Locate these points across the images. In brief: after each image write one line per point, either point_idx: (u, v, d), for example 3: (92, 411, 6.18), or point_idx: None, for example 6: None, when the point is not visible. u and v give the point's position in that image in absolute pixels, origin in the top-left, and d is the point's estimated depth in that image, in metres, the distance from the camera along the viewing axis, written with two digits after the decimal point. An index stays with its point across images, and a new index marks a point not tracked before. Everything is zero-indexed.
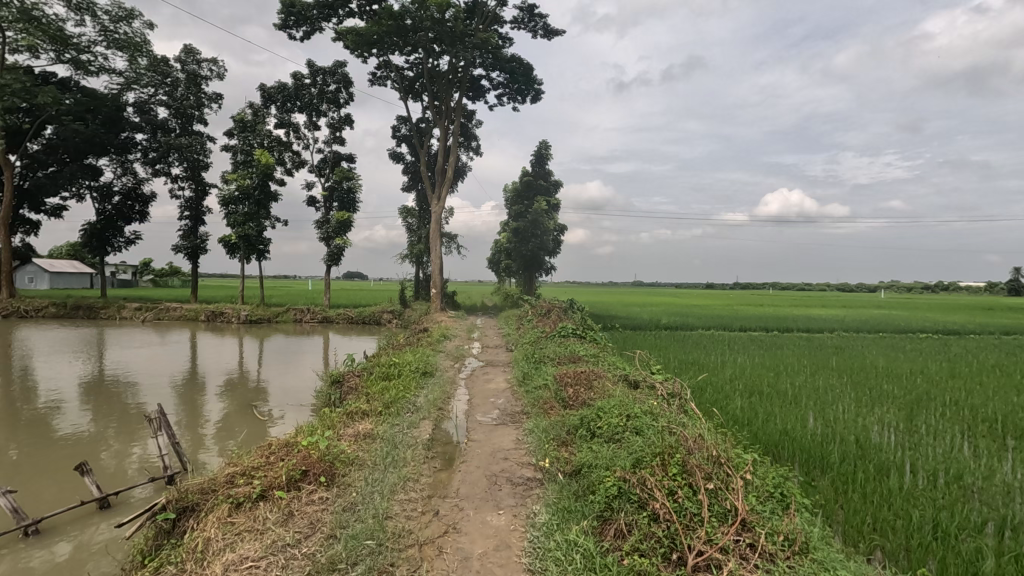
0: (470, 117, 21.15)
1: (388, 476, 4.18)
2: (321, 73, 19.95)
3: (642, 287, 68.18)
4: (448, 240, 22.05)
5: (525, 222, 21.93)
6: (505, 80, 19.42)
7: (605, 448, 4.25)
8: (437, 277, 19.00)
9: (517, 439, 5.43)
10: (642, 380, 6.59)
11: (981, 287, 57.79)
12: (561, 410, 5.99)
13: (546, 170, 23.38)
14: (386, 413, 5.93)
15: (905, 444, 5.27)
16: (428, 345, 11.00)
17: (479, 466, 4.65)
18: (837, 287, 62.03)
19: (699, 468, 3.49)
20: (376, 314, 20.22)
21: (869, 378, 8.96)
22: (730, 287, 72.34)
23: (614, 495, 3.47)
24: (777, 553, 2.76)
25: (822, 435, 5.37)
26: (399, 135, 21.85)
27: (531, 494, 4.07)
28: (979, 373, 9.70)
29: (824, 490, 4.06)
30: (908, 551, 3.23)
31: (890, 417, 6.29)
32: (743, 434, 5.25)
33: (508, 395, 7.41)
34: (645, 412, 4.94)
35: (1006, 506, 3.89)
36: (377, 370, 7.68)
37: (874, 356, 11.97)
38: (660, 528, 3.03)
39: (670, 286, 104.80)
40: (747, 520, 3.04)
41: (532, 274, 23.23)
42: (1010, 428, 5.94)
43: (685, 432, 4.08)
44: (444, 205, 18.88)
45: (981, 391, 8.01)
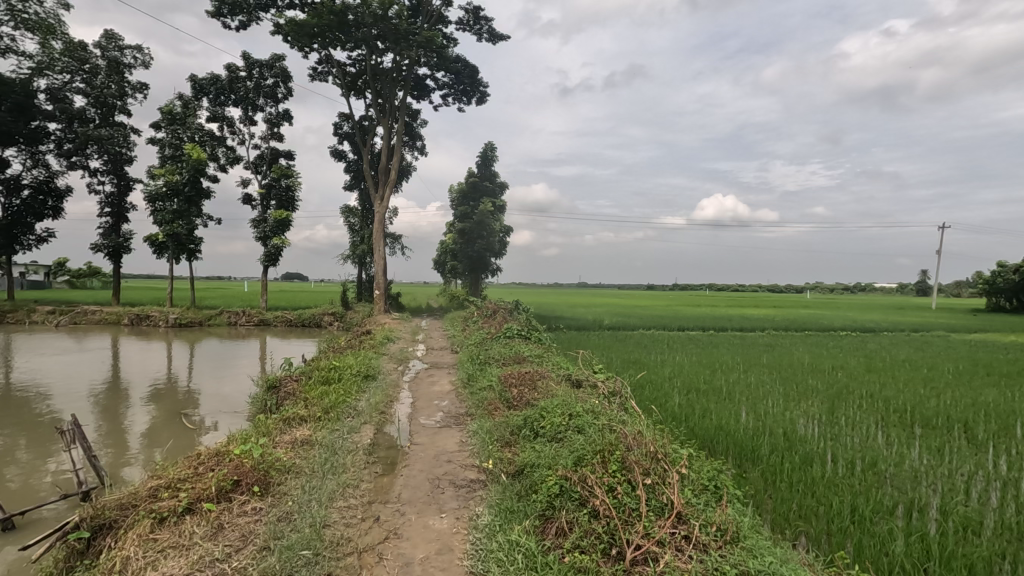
0: (415, 117, 20.90)
1: (327, 483, 4.06)
2: (258, 66, 19.14)
3: (586, 287, 69.87)
4: (392, 240, 21.68)
5: (470, 223, 21.86)
6: (450, 81, 19.30)
7: (547, 447, 4.30)
8: (380, 278, 18.64)
9: (460, 441, 5.40)
10: (584, 379, 6.71)
11: (891, 287, 63.05)
12: (505, 410, 6.03)
13: (492, 172, 23.43)
14: (325, 419, 5.75)
15: (827, 435, 5.66)
16: (371, 347, 10.77)
17: (423, 470, 4.58)
18: (767, 287, 66.03)
19: (637, 464, 3.60)
20: (316, 316, 19.57)
21: (796, 373, 9.56)
22: (670, 287, 75.45)
23: (555, 494, 3.50)
24: (710, 543, 2.87)
25: (752, 429, 5.65)
26: (340, 133, 21.32)
27: (474, 496, 4.05)
28: (893, 367, 10.52)
29: (754, 481, 4.28)
30: (829, 536, 3.45)
31: (815, 410, 6.71)
32: (680, 430, 5.45)
33: (453, 396, 7.38)
34: (587, 411, 5.01)
35: (913, 490, 4.22)
36: (316, 374, 7.42)
37: (799, 352, 12.80)
38: (600, 524, 3.09)
39: (614, 287, 107.46)
40: (682, 513, 3.14)
41: (477, 275, 23.19)
42: (918, 418, 6.47)
43: (625, 429, 4.19)
44: (387, 205, 18.54)
45: (893, 383, 8.70)
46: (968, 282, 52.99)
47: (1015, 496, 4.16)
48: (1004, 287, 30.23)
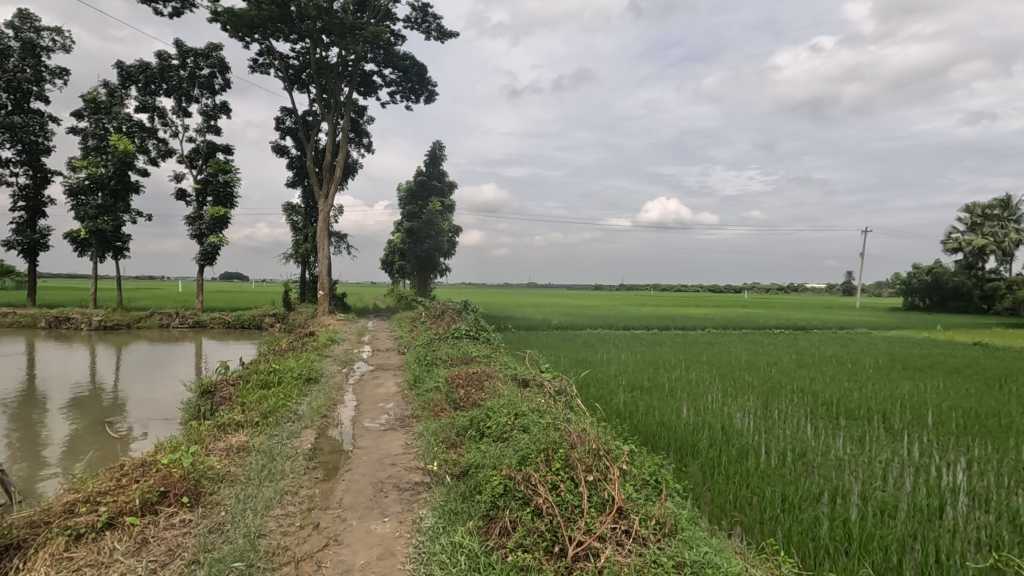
0: (361, 113, 20.44)
1: (264, 490, 3.91)
2: (192, 55, 18.20)
3: (535, 287, 70.59)
4: (337, 240, 21.12)
5: (418, 222, 21.55)
6: (398, 78, 19.01)
7: (493, 447, 4.30)
8: (324, 278, 18.12)
9: (406, 444, 5.31)
10: (531, 379, 6.76)
11: (819, 287, 67.19)
12: (452, 411, 5.99)
13: (440, 171, 23.25)
14: (263, 424, 5.53)
15: (761, 428, 5.96)
16: (314, 349, 10.47)
17: (365, 474, 4.48)
18: (707, 287, 68.85)
19: (580, 461, 3.67)
20: (257, 318, 18.80)
21: (734, 370, 9.96)
22: (617, 287, 77.60)
23: (499, 493, 3.50)
24: (650, 537, 2.95)
25: (693, 424, 5.86)
26: (282, 127, 20.58)
27: (418, 498, 4.00)
28: (821, 363, 11.16)
29: (693, 474, 4.44)
30: (762, 524, 3.61)
31: (750, 405, 7.04)
32: (625, 427, 5.58)
33: (399, 399, 7.24)
34: (532, 409, 5.06)
35: (838, 478, 4.49)
36: (254, 378, 7.12)
37: (737, 349, 13.39)
38: (543, 523, 3.12)
39: (563, 287, 108.97)
40: (623, 508, 3.22)
41: (426, 275, 22.89)
42: (844, 410, 6.90)
43: (569, 427, 4.26)
44: (331, 202, 18.03)
45: (821, 378, 9.24)
46: (888, 282, 57.09)
47: (925, 479, 4.52)
48: (917, 287, 32.74)
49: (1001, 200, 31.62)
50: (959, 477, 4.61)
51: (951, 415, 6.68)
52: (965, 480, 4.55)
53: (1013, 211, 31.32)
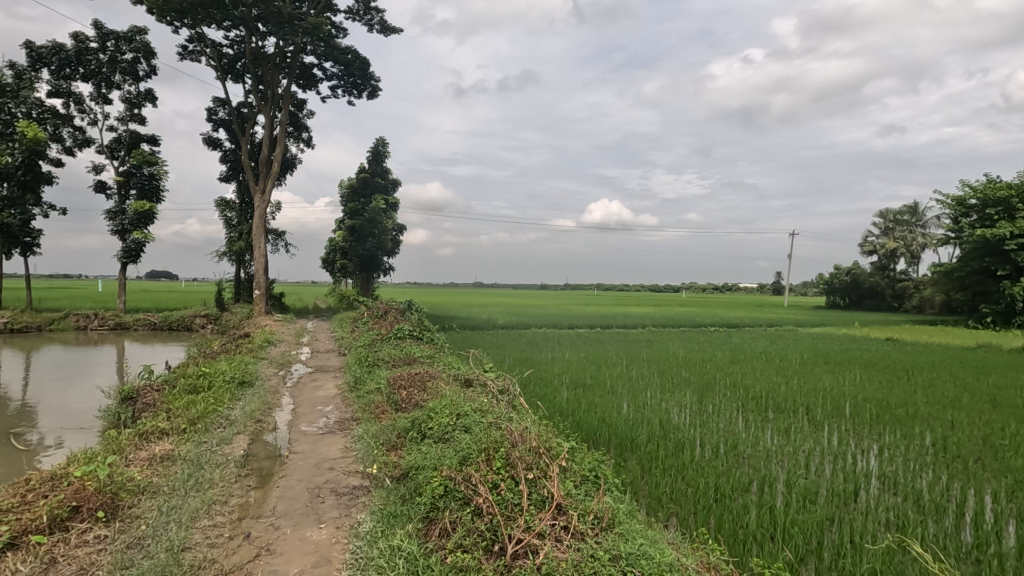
0: (301, 106, 19.74)
1: (190, 501, 3.71)
2: (113, 38, 17.00)
3: (480, 286, 70.69)
4: (275, 237, 20.33)
5: (361, 220, 21.02)
6: (339, 72, 18.48)
7: (434, 448, 4.27)
8: (261, 278, 17.38)
9: (344, 447, 5.18)
10: (474, 379, 6.74)
11: (750, 287, 70.37)
12: (393, 413, 5.89)
13: (384, 168, 22.83)
14: (191, 431, 5.24)
15: (696, 421, 6.23)
16: (248, 352, 9.99)
17: (301, 480, 4.34)
18: (647, 287, 70.70)
19: (520, 459, 3.71)
20: (186, 319, 17.79)
21: (672, 366, 10.33)
22: (561, 287, 78.71)
23: (440, 494, 3.48)
24: (587, 531, 3.02)
25: (633, 420, 6.02)
26: (214, 119, 19.58)
27: (356, 503, 3.91)
28: (752, 359, 11.74)
29: (632, 469, 4.56)
30: (695, 515, 3.77)
31: (686, 400, 7.33)
32: (567, 425, 5.68)
33: (338, 402, 7.04)
34: (475, 409, 5.06)
35: (766, 468, 4.75)
36: (181, 383, 6.73)
37: (675, 347, 13.87)
38: (482, 522, 3.13)
39: (507, 286, 109.53)
40: (562, 505, 3.28)
41: (369, 274, 22.40)
42: (771, 403, 7.30)
43: (510, 426, 4.27)
44: (268, 198, 17.32)
45: (752, 373, 9.73)
46: (813, 281, 60.89)
47: (843, 466, 4.86)
48: (838, 287, 35.04)
49: (910, 207, 34.48)
50: (872, 463, 4.99)
51: (865, 405, 7.21)
52: (877, 465, 4.93)
53: (920, 217, 34.24)
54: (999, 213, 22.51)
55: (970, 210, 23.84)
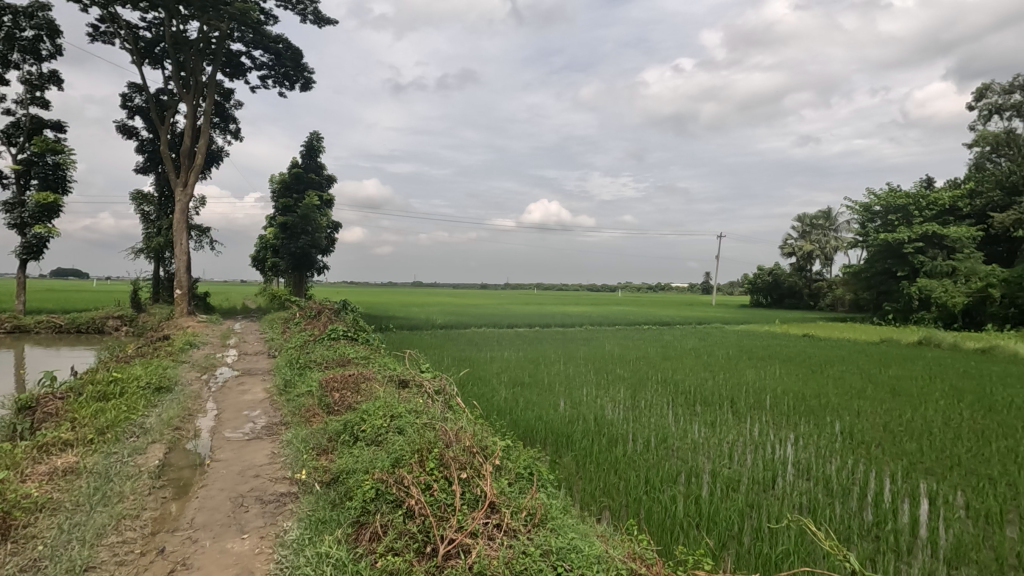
0: (227, 96, 18.73)
1: (95, 516, 3.45)
2: (10, 12, 15.46)
3: (418, 285, 69.87)
4: (198, 233, 19.19)
5: (293, 216, 20.20)
6: (270, 61, 17.67)
7: (365, 451, 4.17)
8: (182, 276, 16.36)
9: (272, 453, 4.97)
10: (410, 379, 6.65)
11: (681, 287, 73.22)
12: (325, 416, 5.71)
13: (318, 163, 22.12)
14: (99, 442, 4.87)
15: (629, 416, 6.44)
16: (168, 355, 9.37)
17: (223, 489, 4.12)
18: (586, 287, 72.00)
19: (454, 459, 3.70)
20: (97, 321, 16.42)
21: (607, 364, 10.59)
22: (500, 287, 78.87)
23: (371, 497, 3.40)
24: (519, 528, 3.05)
25: (568, 417, 6.14)
26: (130, 106, 18.23)
27: (283, 511, 3.76)
28: (683, 355, 12.25)
29: (567, 465, 4.66)
30: (626, 507, 3.89)
31: (620, 396, 7.56)
32: (504, 423, 5.71)
33: (266, 406, 6.74)
34: (410, 411, 4.98)
35: (692, 459, 4.97)
36: (88, 391, 6.22)
37: (610, 345, 14.23)
38: (415, 524, 3.09)
39: (446, 286, 108.69)
40: (494, 503, 3.30)
41: (302, 274, 21.57)
42: (700, 397, 7.64)
43: (444, 426, 4.26)
44: (190, 192, 16.32)
45: (682, 369, 10.15)
46: (740, 280, 64.41)
47: (761, 454, 5.19)
48: (761, 286, 37.18)
49: (824, 212, 37.12)
50: (787, 451, 5.34)
51: (783, 398, 7.69)
52: (792, 453, 5.28)
53: (832, 222, 36.94)
54: (899, 220, 24.63)
55: (875, 215, 25.96)
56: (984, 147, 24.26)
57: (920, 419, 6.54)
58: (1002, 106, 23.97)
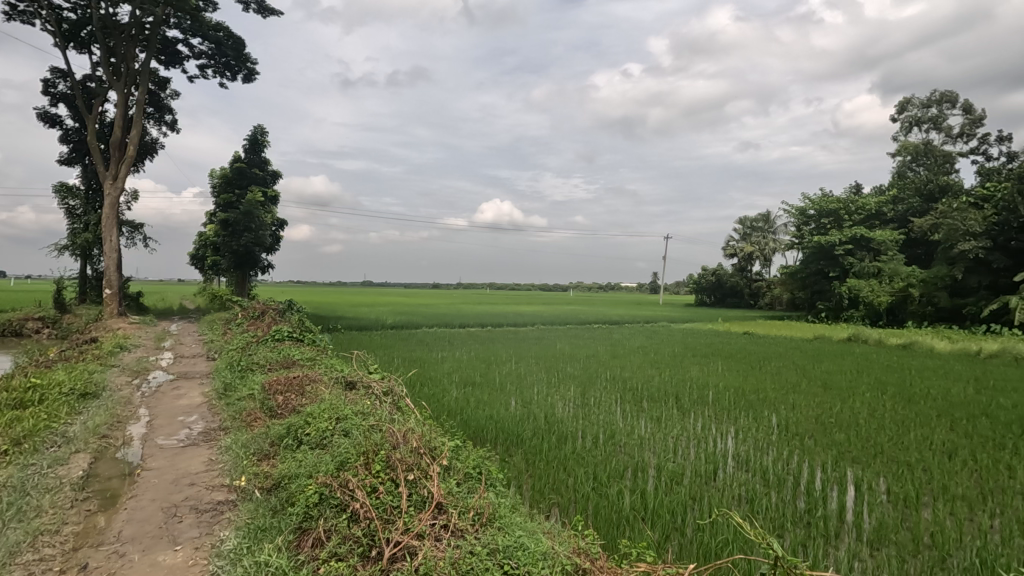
0: (162, 85, 17.78)
1: (8, 535, 3.19)
2: None
3: (368, 285, 68.49)
4: (130, 230, 18.12)
5: (235, 213, 19.35)
6: (209, 50, 16.88)
7: (309, 455, 4.05)
8: (112, 275, 15.39)
9: (209, 460, 4.75)
10: (358, 380, 6.52)
11: (629, 287, 74.95)
12: (267, 420, 5.52)
13: (262, 158, 21.35)
14: (14, 453, 4.51)
15: (579, 414, 6.55)
16: (96, 359, 8.81)
17: (154, 499, 3.91)
18: (537, 287, 72.51)
19: (401, 461, 3.66)
20: (14, 323, 15.24)
21: (558, 363, 10.73)
22: (452, 287, 78.33)
23: (314, 502, 3.31)
24: (466, 527, 3.05)
25: (519, 416, 6.19)
26: (53, 92, 17.00)
27: (220, 520, 3.60)
28: (631, 353, 12.56)
29: (517, 463, 4.69)
30: (574, 503, 3.95)
31: (571, 394, 7.68)
32: (454, 423, 5.69)
33: (204, 411, 6.44)
34: (357, 413, 4.89)
35: (638, 455, 5.10)
36: (2, 400, 5.76)
37: (562, 343, 14.41)
38: (360, 528, 3.03)
39: (397, 285, 107.06)
40: (441, 503, 3.28)
41: (245, 273, 20.73)
42: (647, 394, 7.86)
43: (391, 428, 4.20)
44: (121, 186, 15.39)
45: (631, 367, 10.40)
46: (685, 281, 66.62)
47: (703, 448, 5.39)
48: (705, 286, 38.61)
49: (764, 216, 38.91)
50: (727, 444, 5.57)
51: (725, 393, 8.02)
52: (732, 446, 5.51)
53: (771, 225, 38.72)
54: (830, 223, 26.12)
55: (810, 219, 27.41)
56: (905, 156, 26.08)
57: (848, 411, 6.96)
58: (921, 118, 25.82)
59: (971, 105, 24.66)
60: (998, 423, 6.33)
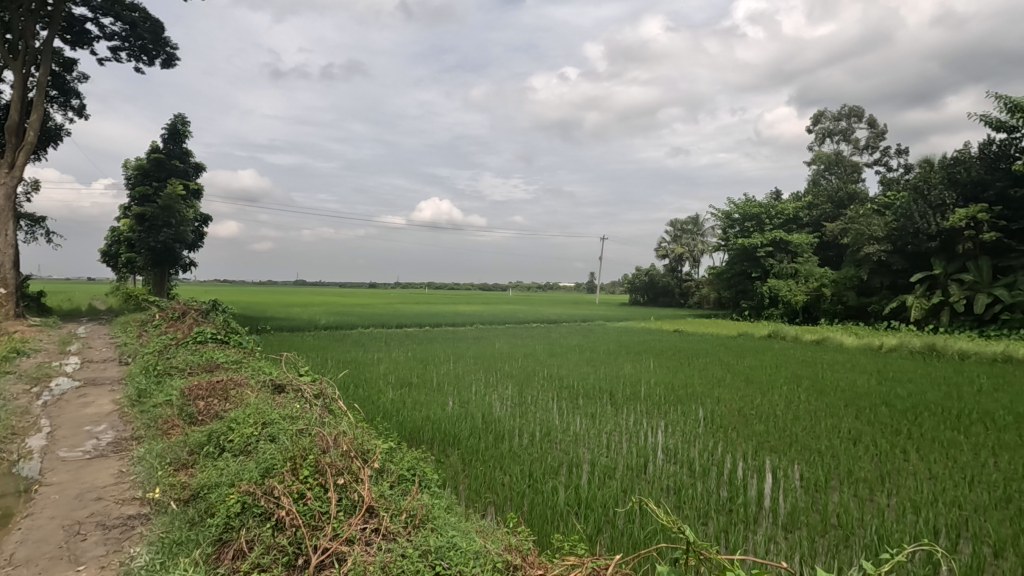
0: (68, 67, 16.37)
1: None
2: None
3: (300, 285, 65.86)
4: (31, 224, 16.57)
5: (153, 207, 18.07)
6: (122, 31, 15.69)
7: (232, 463, 3.86)
8: (8, 273, 13.99)
9: (119, 472, 4.42)
10: (287, 384, 6.26)
11: (566, 288, 76.23)
12: (186, 428, 5.19)
13: (183, 149, 20.08)
14: None
15: (516, 412, 6.59)
16: None
17: (54, 517, 3.59)
18: (476, 286, 72.23)
19: (330, 466, 3.57)
20: None
21: (496, 362, 10.76)
22: (388, 287, 76.70)
23: (236, 512, 3.16)
24: (398, 530, 3.01)
25: (456, 416, 6.15)
26: None
27: (130, 536, 3.36)
28: (568, 352, 12.78)
29: (453, 463, 4.68)
30: (510, 501, 3.98)
31: (508, 393, 7.71)
32: (389, 425, 5.59)
33: (114, 419, 5.97)
34: (285, 416, 4.72)
35: (574, 451, 5.20)
36: None
37: (500, 343, 14.46)
38: (285, 536, 2.92)
39: (331, 285, 103.68)
40: (372, 507, 3.23)
41: (164, 271, 19.41)
42: (582, 391, 8.01)
43: (322, 431, 4.08)
44: (17, 175, 14.02)
45: (568, 365, 10.58)
46: (619, 281, 68.55)
47: (635, 442, 5.59)
48: (639, 286, 39.99)
49: (693, 219, 40.74)
50: (657, 438, 5.80)
51: (656, 389, 8.32)
52: (662, 440, 5.74)
53: (700, 228, 40.59)
54: (753, 227, 27.72)
55: (735, 222, 28.95)
56: (819, 165, 28.11)
57: (768, 403, 7.41)
58: (832, 131, 27.89)
59: (875, 120, 26.89)
60: (896, 410, 6.96)
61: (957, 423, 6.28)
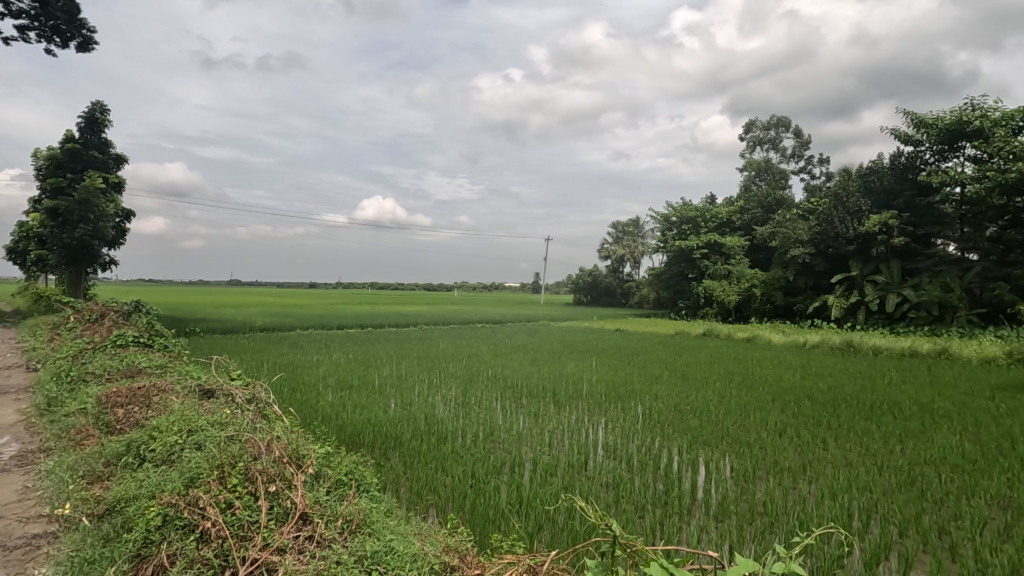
0: None
1: None
2: None
3: (233, 285, 62.85)
4: None
5: (67, 200, 16.74)
6: (32, 10, 14.47)
7: (152, 474, 3.63)
8: None
9: (24, 488, 4.06)
10: (217, 389, 5.96)
11: (510, 288, 76.57)
12: (101, 438, 4.83)
13: (101, 139, 18.74)
14: None
15: (459, 413, 6.55)
16: None
17: None
18: (420, 286, 71.33)
19: (261, 473, 3.44)
20: None
21: (439, 363, 10.66)
22: (329, 288, 74.49)
23: (156, 524, 2.97)
24: (333, 536, 2.93)
25: (398, 418, 6.05)
26: None
27: (35, 556, 3.09)
28: (512, 351, 12.84)
29: (394, 466, 4.61)
30: (451, 502, 3.97)
31: (451, 393, 7.65)
32: (328, 429, 5.44)
33: (19, 431, 5.48)
34: (213, 423, 4.49)
35: (516, 450, 5.24)
36: None
37: (444, 343, 14.35)
38: (211, 549, 2.78)
39: (268, 285, 99.54)
40: (306, 514, 3.13)
41: (80, 269, 17.99)
42: (525, 391, 8.06)
43: (253, 438, 3.91)
44: None
45: (511, 364, 10.63)
46: (562, 281, 69.51)
47: (576, 439, 5.70)
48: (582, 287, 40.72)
49: (633, 221, 41.89)
50: (597, 435, 5.93)
51: (597, 387, 8.50)
52: (602, 436, 5.88)
53: (640, 229, 41.78)
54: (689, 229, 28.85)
55: (673, 224, 30.02)
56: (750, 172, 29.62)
57: (701, 399, 7.74)
58: (762, 139, 29.44)
59: (800, 130, 28.61)
60: (817, 403, 7.43)
61: (871, 413, 6.78)
